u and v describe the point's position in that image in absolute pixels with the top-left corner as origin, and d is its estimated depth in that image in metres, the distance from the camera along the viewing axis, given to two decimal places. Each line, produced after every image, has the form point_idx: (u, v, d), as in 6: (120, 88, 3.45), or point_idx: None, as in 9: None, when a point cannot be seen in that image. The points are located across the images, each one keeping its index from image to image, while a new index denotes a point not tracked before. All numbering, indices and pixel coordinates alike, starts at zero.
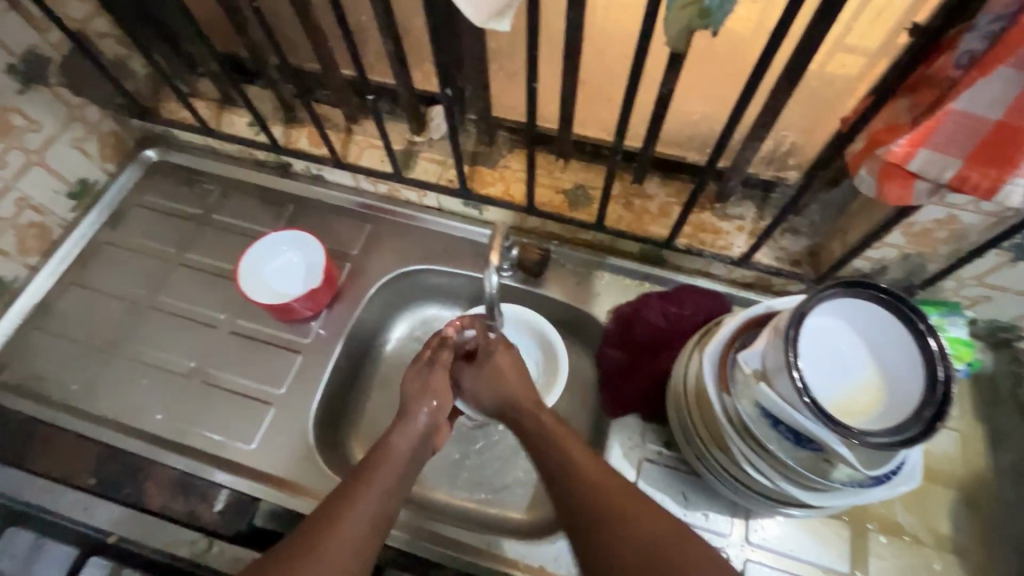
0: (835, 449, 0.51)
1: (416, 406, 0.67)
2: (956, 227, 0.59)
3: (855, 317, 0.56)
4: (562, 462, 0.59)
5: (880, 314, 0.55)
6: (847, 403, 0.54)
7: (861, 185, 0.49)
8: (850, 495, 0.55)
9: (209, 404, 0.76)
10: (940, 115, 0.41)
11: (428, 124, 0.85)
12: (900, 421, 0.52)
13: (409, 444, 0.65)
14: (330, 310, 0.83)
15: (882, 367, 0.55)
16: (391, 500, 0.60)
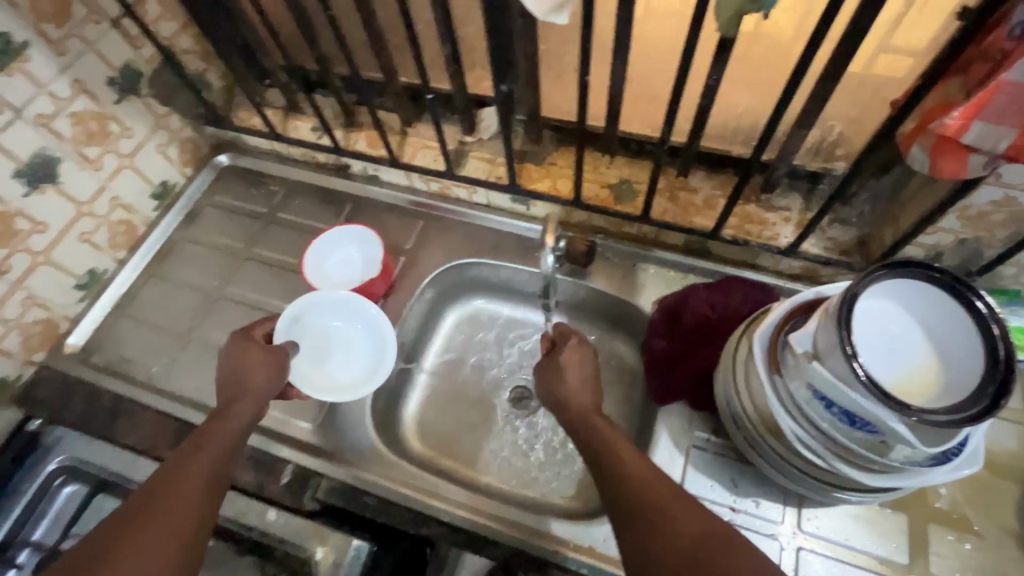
0: (889, 426, 0.51)
1: (251, 368, 0.69)
2: (1014, 209, 0.59)
3: (910, 299, 0.56)
4: (610, 460, 0.58)
5: (936, 295, 0.55)
6: (902, 382, 0.54)
7: (914, 162, 0.50)
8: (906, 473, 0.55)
9: None
10: (993, 87, 0.42)
11: (479, 124, 0.89)
12: (960, 400, 0.51)
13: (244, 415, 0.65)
14: (385, 301, 0.88)
15: (940, 347, 0.55)
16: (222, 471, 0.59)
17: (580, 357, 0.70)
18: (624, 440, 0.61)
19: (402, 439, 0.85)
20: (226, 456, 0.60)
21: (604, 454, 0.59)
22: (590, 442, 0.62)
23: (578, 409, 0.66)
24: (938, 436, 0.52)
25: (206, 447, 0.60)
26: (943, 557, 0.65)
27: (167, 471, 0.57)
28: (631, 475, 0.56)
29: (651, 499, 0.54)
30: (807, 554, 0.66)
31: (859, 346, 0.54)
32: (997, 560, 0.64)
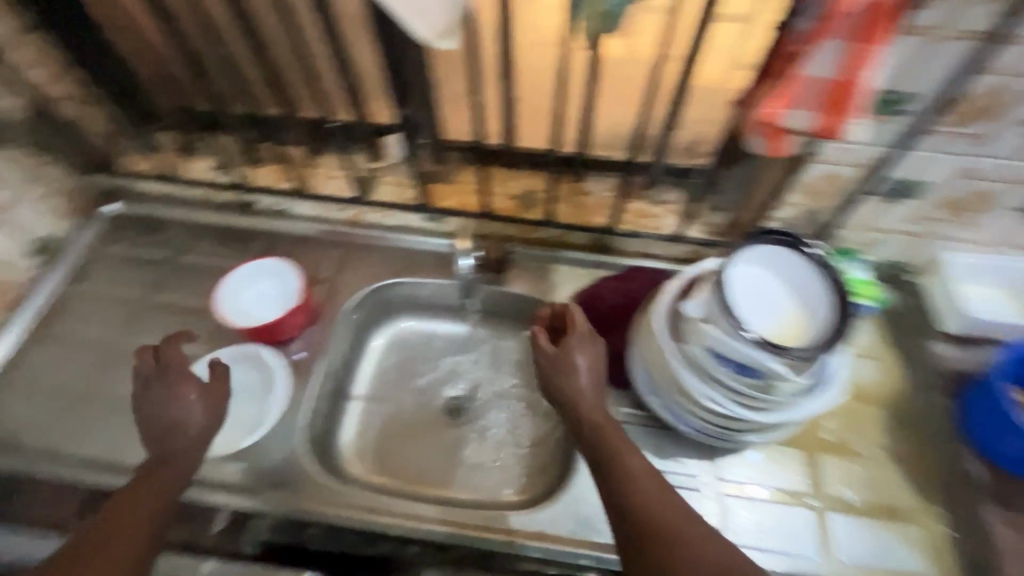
0: (769, 364, 0.61)
1: (179, 393, 0.68)
2: (837, 180, 0.73)
3: (769, 258, 0.67)
4: (620, 473, 0.58)
5: (786, 252, 0.67)
6: (776, 327, 0.64)
7: (751, 146, 0.60)
8: (789, 403, 0.66)
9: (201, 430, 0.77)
10: (792, 81, 0.52)
11: (384, 151, 0.91)
12: (823, 336, 0.62)
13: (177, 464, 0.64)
14: (309, 331, 0.87)
15: (798, 293, 0.66)
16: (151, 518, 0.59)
17: (591, 360, 0.69)
18: (644, 466, 0.59)
19: (342, 466, 0.84)
20: (155, 504, 0.60)
21: (615, 466, 0.59)
22: (603, 457, 0.61)
23: (589, 417, 0.64)
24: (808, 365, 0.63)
25: (138, 495, 0.60)
26: (835, 480, 0.75)
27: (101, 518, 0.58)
28: (649, 503, 0.56)
29: (670, 533, 0.53)
30: (728, 499, 0.74)
31: (740, 307, 0.64)
32: (878, 475, 0.75)
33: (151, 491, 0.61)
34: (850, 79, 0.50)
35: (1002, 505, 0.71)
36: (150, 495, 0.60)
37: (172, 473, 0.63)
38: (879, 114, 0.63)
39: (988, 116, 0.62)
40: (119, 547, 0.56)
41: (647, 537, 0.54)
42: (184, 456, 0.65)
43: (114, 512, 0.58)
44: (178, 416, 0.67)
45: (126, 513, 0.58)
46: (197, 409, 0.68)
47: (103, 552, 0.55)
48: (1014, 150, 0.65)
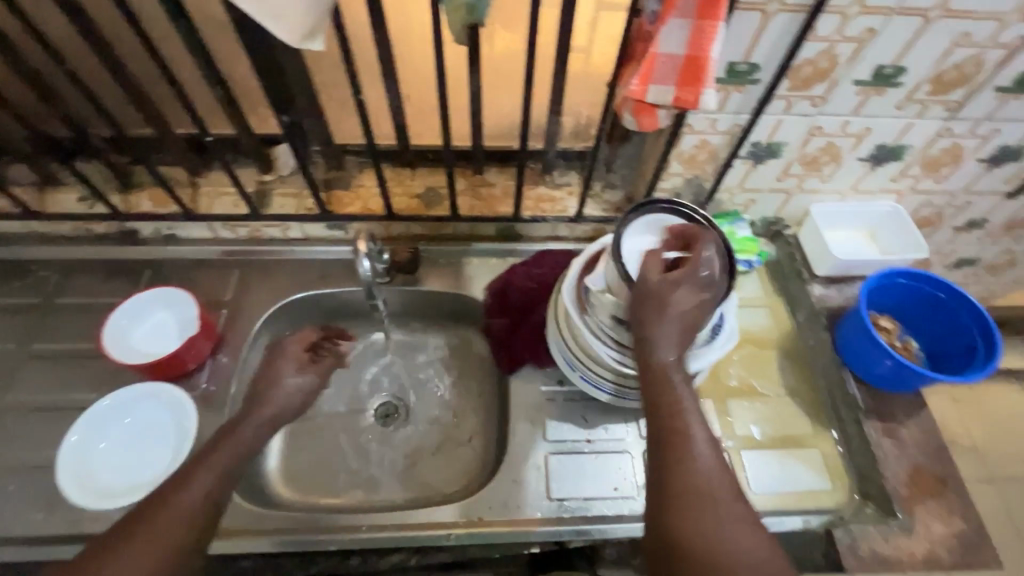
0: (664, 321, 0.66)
1: (280, 373, 0.76)
2: (709, 148, 0.79)
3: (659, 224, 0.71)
4: (678, 437, 0.53)
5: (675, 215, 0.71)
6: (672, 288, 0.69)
7: (627, 123, 0.64)
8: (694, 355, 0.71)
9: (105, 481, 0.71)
10: (648, 59, 0.56)
11: (275, 162, 0.88)
12: None
13: (252, 438, 0.67)
14: (216, 358, 0.82)
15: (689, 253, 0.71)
16: (197, 514, 0.57)
17: (688, 301, 0.59)
18: (706, 438, 0.54)
19: (271, 494, 0.80)
20: (219, 489, 0.60)
21: (676, 429, 0.54)
22: (669, 414, 0.55)
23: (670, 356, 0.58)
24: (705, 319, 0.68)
25: (189, 487, 0.58)
26: (744, 420, 0.82)
27: (149, 503, 0.56)
28: (691, 474, 0.51)
29: (701, 507, 0.50)
30: None
31: (634, 276, 0.68)
32: (778, 410, 0.83)
33: (205, 479, 0.59)
34: (700, 54, 0.54)
35: (879, 418, 0.81)
36: (198, 486, 0.58)
37: (231, 458, 0.63)
38: (734, 85, 0.69)
39: (824, 79, 0.69)
40: (168, 534, 0.54)
41: (676, 501, 0.50)
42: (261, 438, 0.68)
43: (158, 505, 0.56)
44: (264, 386, 0.74)
45: (179, 503, 0.56)
46: (295, 390, 0.76)
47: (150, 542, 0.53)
48: (850, 107, 0.73)
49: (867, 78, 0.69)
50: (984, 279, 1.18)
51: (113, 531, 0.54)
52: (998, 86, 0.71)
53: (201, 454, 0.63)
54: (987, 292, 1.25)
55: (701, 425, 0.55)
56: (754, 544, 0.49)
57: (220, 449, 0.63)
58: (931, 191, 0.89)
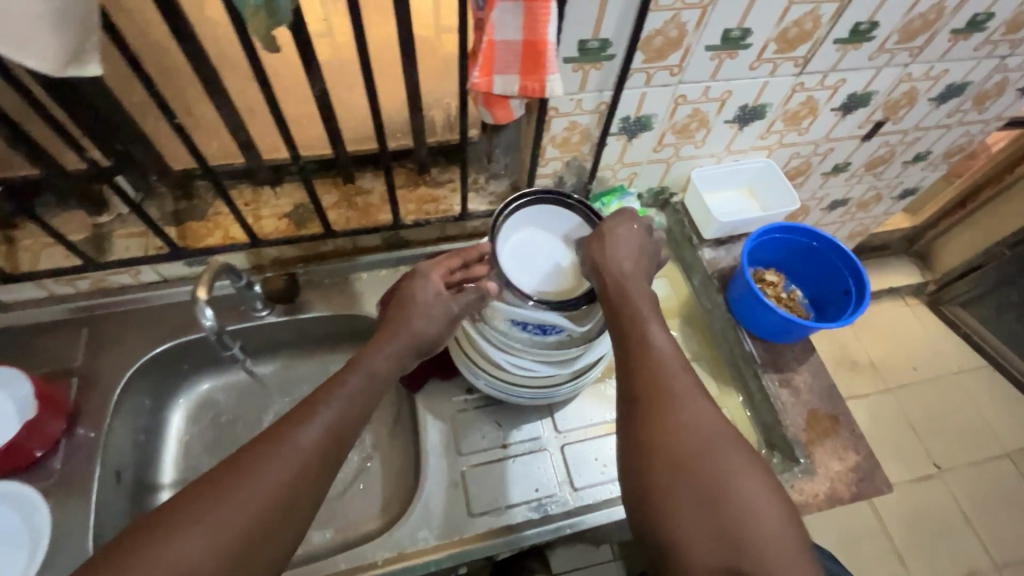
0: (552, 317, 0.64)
1: (427, 289, 0.64)
2: (581, 128, 0.77)
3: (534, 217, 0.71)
4: (641, 346, 0.56)
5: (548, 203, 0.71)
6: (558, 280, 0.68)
7: (482, 116, 0.60)
8: (594, 338, 0.69)
9: None
10: (484, 50, 0.52)
11: (110, 201, 0.78)
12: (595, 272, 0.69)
13: (369, 379, 0.57)
14: (70, 436, 0.71)
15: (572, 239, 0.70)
16: (326, 450, 0.51)
17: (630, 235, 0.64)
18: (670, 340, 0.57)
19: None
20: (338, 427, 0.53)
21: (639, 340, 0.56)
22: (630, 330, 0.57)
23: (626, 277, 0.61)
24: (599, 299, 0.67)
25: (312, 422, 0.52)
26: None
27: (271, 434, 0.51)
28: (657, 371, 0.54)
29: (669, 398, 0.52)
30: (570, 447, 0.77)
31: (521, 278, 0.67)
32: None
33: (334, 410, 0.54)
34: (537, 37, 0.51)
35: (776, 369, 0.84)
36: (313, 434, 0.51)
37: (363, 389, 0.56)
38: (590, 62, 0.67)
39: (677, 48, 0.68)
40: (287, 470, 0.49)
41: (645, 398, 0.53)
42: (379, 379, 0.58)
43: (266, 454, 0.49)
44: (413, 311, 0.62)
45: (302, 438, 0.51)
46: (438, 314, 0.63)
47: (269, 475, 0.48)
48: (708, 72, 0.73)
49: (718, 43, 0.69)
50: (859, 214, 1.26)
51: (221, 469, 0.49)
52: (837, 38, 0.73)
53: (330, 382, 0.56)
54: (864, 225, 1.34)
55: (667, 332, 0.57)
56: (720, 426, 0.51)
57: (342, 382, 0.56)
58: (797, 142, 0.92)
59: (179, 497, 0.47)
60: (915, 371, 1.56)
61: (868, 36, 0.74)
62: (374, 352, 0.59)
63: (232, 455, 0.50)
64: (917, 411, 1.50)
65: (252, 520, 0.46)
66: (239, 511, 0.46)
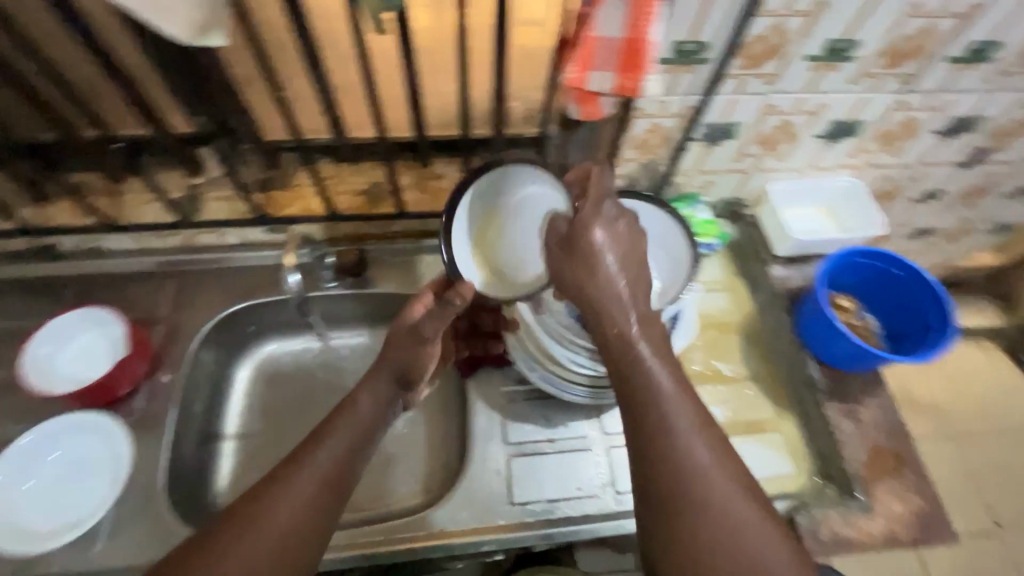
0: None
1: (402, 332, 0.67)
2: (663, 131, 0.76)
3: (492, 190, 0.69)
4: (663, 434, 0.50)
5: (516, 170, 0.67)
6: (519, 271, 0.69)
7: (570, 112, 0.60)
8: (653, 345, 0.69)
9: (54, 513, 0.67)
10: (582, 44, 0.52)
11: (202, 164, 0.80)
12: None
13: (373, 407, 0.62)
14: (153, 379, 0.77)
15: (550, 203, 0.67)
16: (335, 474, 0.56)
17: (615, 242, 0.54)
18: (695, 425, 0.51)
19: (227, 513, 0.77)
20: (338, 465, 0.57)
21: (660, 426, 0.51)
22: (647, 410, 0.51)
23: (631, 337, 0.53)
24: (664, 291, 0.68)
25: (321, 453, 0.57)
26: (705, 403, 0.81)
27: (280, 469, 0.55)
28: (681, 473, 0.49)
29: (700, 508, 0.48)
30: (616, 450, 0.77)
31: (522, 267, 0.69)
32: (742, 394, 0.82)
33: (339, 442, 0.58)
34: (638, 36, 0.50)
35: (840, 399, 0.81)
36: (308, 480, 0.54)
37: (366, 419, 0.61)
38: (683, 65, 0.65)
39: (775, 57, 0.66)
40: (305, 495, 0.54)
41: (672, 506, 0.49)
42: (381, 409, 0.63)
43: (269, 500, 0.52)
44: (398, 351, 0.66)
45: (314, 468, 0.55)
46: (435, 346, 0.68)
47: (285, 505, 0.52)
48: (803, 84, 0.70)
49: (819, 53, 0.66)
50: (944, 246, 1.19)
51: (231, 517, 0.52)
52: (951, 57, 0.69)
53: (331, 418, 0.61)
54: (947, 259, 1.26)
55: (692, 414, 0.51)
56: (755, 541, 0.47)
57: (342, 417, 0.61)
58: (888, 164, 0.88)
59: (200, 539, 0.51)
60: (983, 420, 1.46)
61: (987, 56, 0.69)
62: (370, 387, 0.64)
63: (237, 501, 0.53)
64: (981, 463, 1.40)
65: (268, 557, 0.50)
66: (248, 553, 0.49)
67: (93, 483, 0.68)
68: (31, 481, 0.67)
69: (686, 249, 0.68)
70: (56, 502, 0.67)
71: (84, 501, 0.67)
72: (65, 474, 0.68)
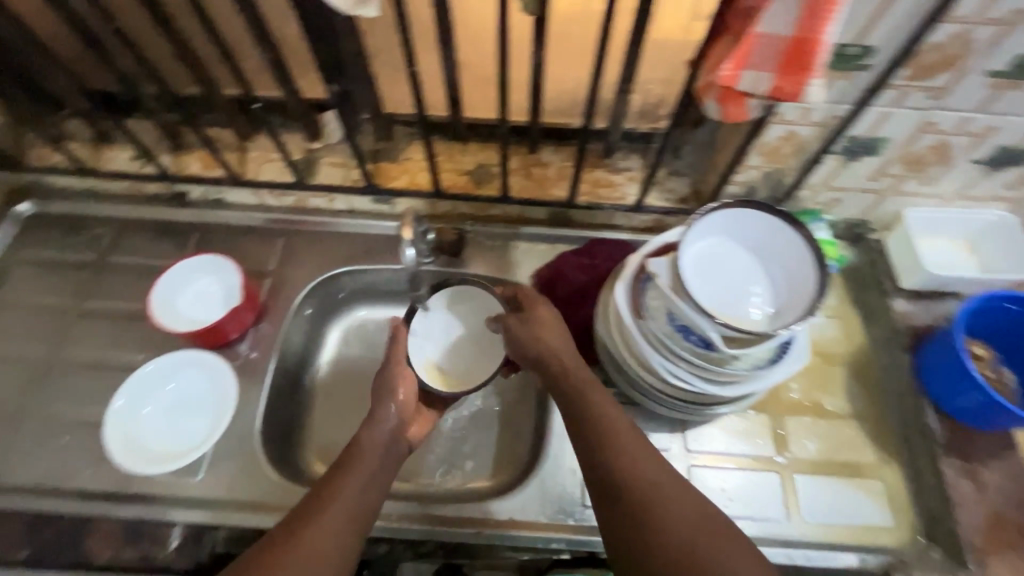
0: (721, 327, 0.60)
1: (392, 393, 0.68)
2: (797, 140, 0.70)
3: (705, 237, 0.67)
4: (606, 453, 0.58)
5: (712, 225, 0.66)
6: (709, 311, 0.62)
7: (708, 111, 0.56)
8: (762, 369, 0.63)
9: (160, 441, 0.72)
10: (741, 42, 0.48)
11: (324, 130, 0.85)
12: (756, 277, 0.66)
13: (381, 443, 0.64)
14: (257, 328, 0.82)
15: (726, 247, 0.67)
16: (364, 507, 0.59)
17: (552, 320, 0.68)
18: (627, 428, 0.59)
19: (306, 466, 0.80)
20: (366, 489, 0.60)
21: (602, 445, 0.59)
22: (591, 444, 0.59)
23: (567, 369, 0.64)
24: (782, 316, 0.63)
25: (349, 486, 0.59)
26: (800, 435, 0.76)
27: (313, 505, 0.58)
28: (627, 469, 0.57)
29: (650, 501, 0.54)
30: (698, 470, 0.73)
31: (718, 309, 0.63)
32: (842, 433, 0.76)
33: (363, 479, 0.61)
34: (809, 36, 0.46)
35: (961, 457, 0.72)
36: (336, 508, 0.57)
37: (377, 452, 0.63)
38: (840, 70, 0.60)
39: (948, 69, 0.59)
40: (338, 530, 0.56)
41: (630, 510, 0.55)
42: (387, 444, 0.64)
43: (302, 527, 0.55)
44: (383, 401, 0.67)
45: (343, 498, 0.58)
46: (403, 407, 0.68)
47: (321, 542, 0.55)
48: (976, 102, 0.62)
49: (1004, 70, 0.59)
50: None
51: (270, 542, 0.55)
52: None
53: (350, 456, 0.62)
54: None
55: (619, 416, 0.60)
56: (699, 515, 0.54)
57: (360, 456, 0.62)
58: None
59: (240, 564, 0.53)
60: None
61: None
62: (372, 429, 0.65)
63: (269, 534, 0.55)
64: None
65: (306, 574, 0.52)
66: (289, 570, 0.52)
67: (198, 424, 0.74)
68: (145, 409, 0.73)
69: (814, 275, 0.63)
70: (164, 433, 0.73)
71: (187, 435, 0.73)
72: (175, 408, 0.74)
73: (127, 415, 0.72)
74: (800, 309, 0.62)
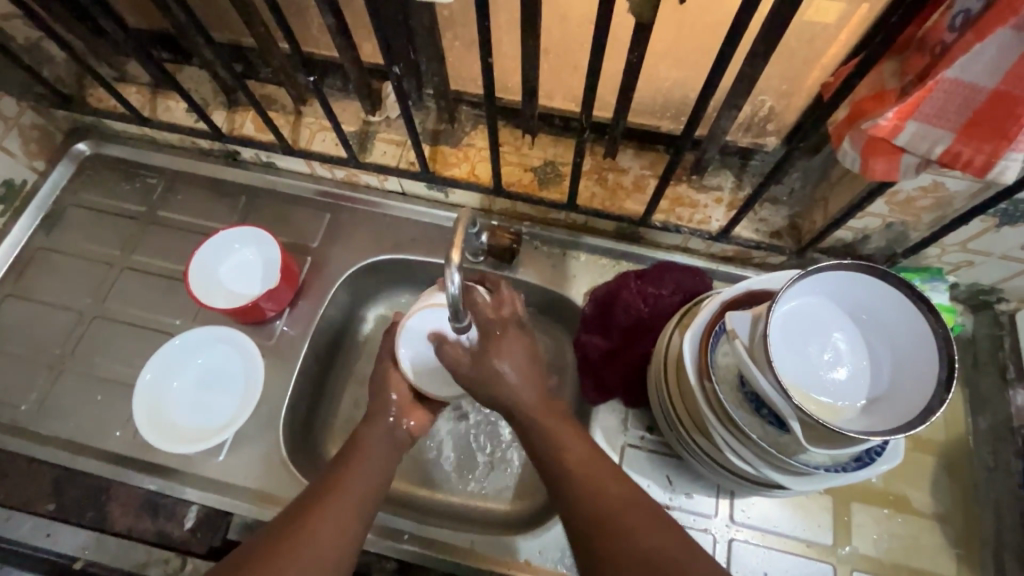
0: (805, 418, 0.50)
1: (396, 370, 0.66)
2: (941, 194, 0.57)
3: (789, 307, 0.55)
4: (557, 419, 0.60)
5: (798, 292, 0.55)
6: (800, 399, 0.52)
7: (844, 159, 0.47)
8: (848, 469, 0.53)
9: (186, 418, 0.72)
10: (932, 85, 0.39)
11: (384, 102, 0.79)
12: (849, 354, 0.55)
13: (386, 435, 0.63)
14: (294, 307, 0.78)
15: (812, 316, 0.55)
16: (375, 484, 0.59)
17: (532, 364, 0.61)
18: None
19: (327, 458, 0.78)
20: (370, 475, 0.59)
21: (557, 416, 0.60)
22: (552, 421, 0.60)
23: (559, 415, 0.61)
24: (878, 413, 0.52)
25: (356, 466, 0.59)
26: (865, 527, 0.66)
27: (308, 496, 0.56)
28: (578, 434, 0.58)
29: (605, 511, 0.50)
30: (739, 545, 0.66)
31: (804, 390, 0.52)
32: (916, 534, 0.66)
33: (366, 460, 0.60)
34: (1017, 94, 0.38)
35: None
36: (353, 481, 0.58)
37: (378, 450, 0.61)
38: None
39: None
40: (348, 505, 0.55)
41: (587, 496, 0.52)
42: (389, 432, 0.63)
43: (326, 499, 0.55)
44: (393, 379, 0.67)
45: (345, 485, 0.57)
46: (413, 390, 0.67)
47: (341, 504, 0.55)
48: None
49: None
50: None
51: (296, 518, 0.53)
52: None
53: (348, 452, 0.61)
54: None
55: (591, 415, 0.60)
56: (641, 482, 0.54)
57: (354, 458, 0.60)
58: None
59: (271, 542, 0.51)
60: None
61: None
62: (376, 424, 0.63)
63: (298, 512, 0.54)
64: None
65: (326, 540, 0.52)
66: (320, 535, 0.52)
67: (221, 408, 0.72)
68: (173, 385, 0.73)
69: (937, 369, 0.51)
70: (188, 414, 0.72)
71: (213, 414, 0.72)
72: (202, 387, 0.73)
73: (153, 390, 0.71)
74: (908, 412, 0.51)
